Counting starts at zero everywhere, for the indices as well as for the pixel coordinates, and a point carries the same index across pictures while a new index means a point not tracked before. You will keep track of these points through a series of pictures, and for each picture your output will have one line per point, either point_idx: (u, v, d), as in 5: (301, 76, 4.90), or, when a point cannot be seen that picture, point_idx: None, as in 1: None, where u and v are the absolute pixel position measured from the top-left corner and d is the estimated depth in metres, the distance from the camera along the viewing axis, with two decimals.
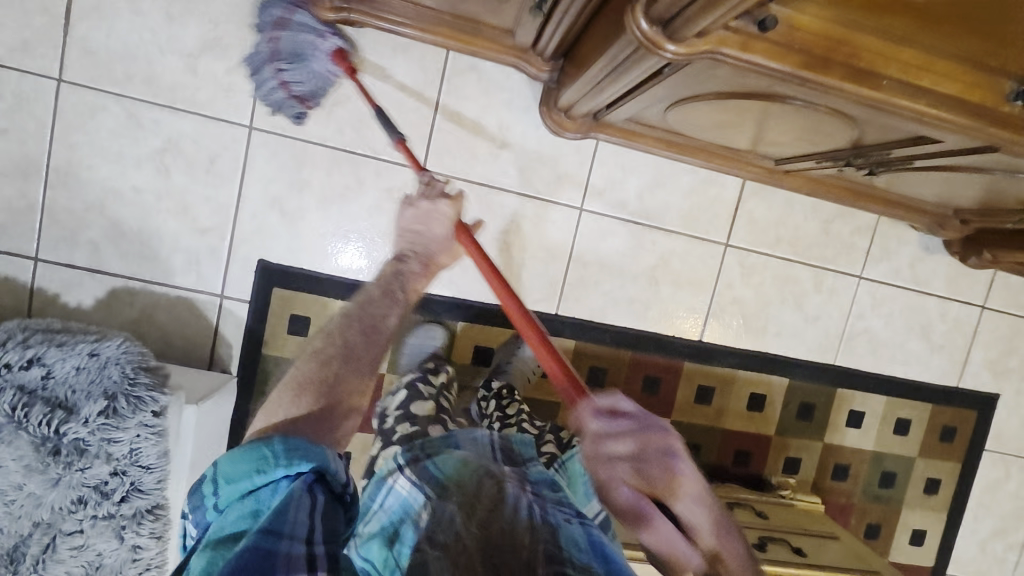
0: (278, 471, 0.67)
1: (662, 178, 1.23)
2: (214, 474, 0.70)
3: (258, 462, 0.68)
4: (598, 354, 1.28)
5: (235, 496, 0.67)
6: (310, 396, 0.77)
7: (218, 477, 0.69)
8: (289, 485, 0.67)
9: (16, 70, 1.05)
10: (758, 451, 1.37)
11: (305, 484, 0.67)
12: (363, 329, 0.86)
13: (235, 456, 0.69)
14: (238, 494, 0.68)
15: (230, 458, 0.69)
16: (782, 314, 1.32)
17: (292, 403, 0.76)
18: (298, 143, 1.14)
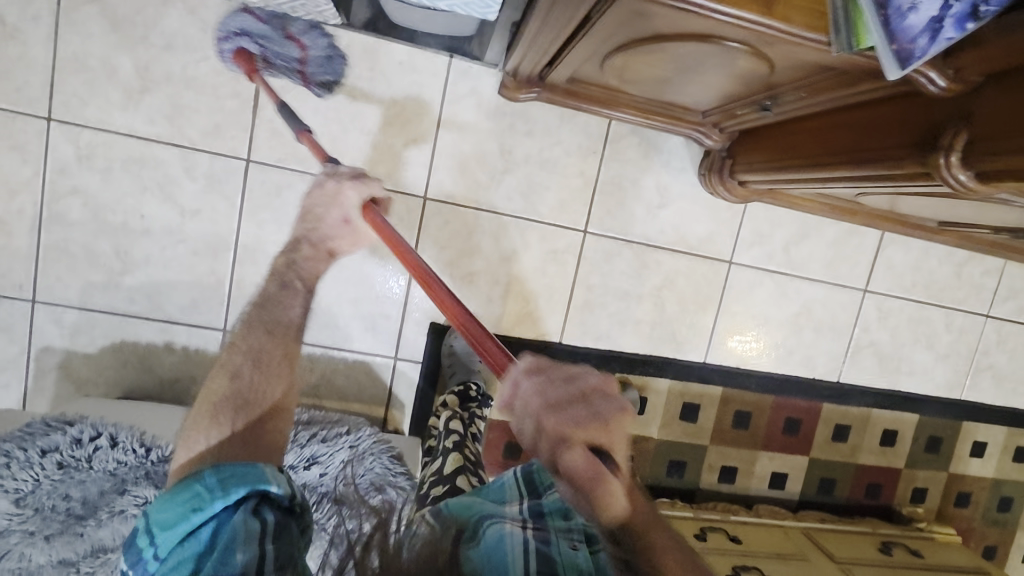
0: (215, 504, 0.64)
1: (807, 230, 1.28)
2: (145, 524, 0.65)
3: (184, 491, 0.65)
4: (744, 399, 1.33)
5: (173, 541, 0.63)
6: (228, 415, 0.73)
7: (151, 525, 0.64)
8: (231, 518, 0.65)
9: (209, 153, 1.09)
10: (888, 483, 1.43)
11: (248, 511, 0.65)
12: (264, 329, 0.79)
13: (161, 503, 0.65)
14: (176, 538, 0.64)
15: (160, 504, 0.65)
16: (915, 354, 1.37)
17: (211, 425, 0.72)
18: (468, 210, 1.18)
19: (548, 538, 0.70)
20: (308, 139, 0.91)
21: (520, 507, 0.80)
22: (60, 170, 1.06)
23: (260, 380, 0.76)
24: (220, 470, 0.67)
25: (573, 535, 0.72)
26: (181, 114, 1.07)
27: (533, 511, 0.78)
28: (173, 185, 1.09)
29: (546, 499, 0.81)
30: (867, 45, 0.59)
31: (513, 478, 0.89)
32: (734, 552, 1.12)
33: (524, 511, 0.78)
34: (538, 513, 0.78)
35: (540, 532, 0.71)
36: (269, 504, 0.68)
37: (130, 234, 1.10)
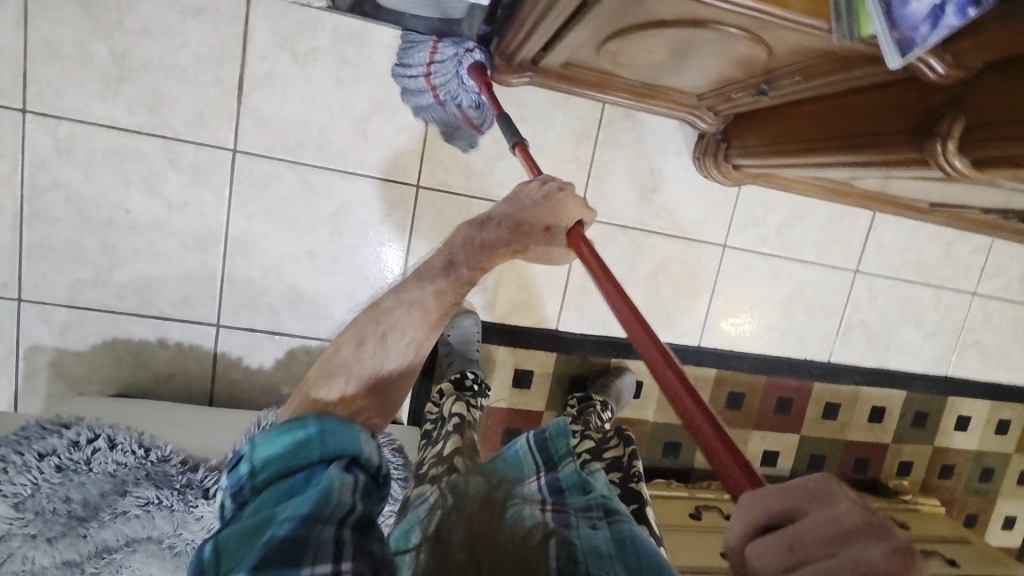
0: (316, 454, 0.60)
1: (801, 213, 1.28)
2: (248, 456, 0.62)
3: (287, 452, 0.61)
4: (737, 380, 1.35)
5: (273, 480, 0.60)
6: (341, 378, 0.69)
7: (255, 459, 0.61)
8: (327, 473, 0.58)
9: (193, 143, 1.06)
10: (876, 458, 1.47)
11: (342, 467, 0.59)
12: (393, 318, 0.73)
13: (269, 438, 0.62)
14: (276, 478, 0.60)
15: (268, 439, 0.62)
16: (903, 332, 1.40)
17: (328, 388, 0.69)
18: (462, 199, 1.16)
19: (569, 519, 0.67)
20: (523, 153, 0.90)
21: (538, 481, 0.77)
22: (39, 165, 1.02)
23: (383, 352, 0.72)
24: (324, 422, 0.63)
25: (592, 514, 0.69)
26: (163, 103, 1.03)
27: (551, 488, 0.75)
28: (158, 178, 1.06)
29: (562, 473, 0.79)
30: (869, 33, 0.57)
31: (525, 444, 0.86)
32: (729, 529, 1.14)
33: (543, 487, 0.75)
34: (555, 487, 0.76)
35: (560, 514, 0.67)
36: (359, 466, 0.62)
37: (116, 229, 1.07)
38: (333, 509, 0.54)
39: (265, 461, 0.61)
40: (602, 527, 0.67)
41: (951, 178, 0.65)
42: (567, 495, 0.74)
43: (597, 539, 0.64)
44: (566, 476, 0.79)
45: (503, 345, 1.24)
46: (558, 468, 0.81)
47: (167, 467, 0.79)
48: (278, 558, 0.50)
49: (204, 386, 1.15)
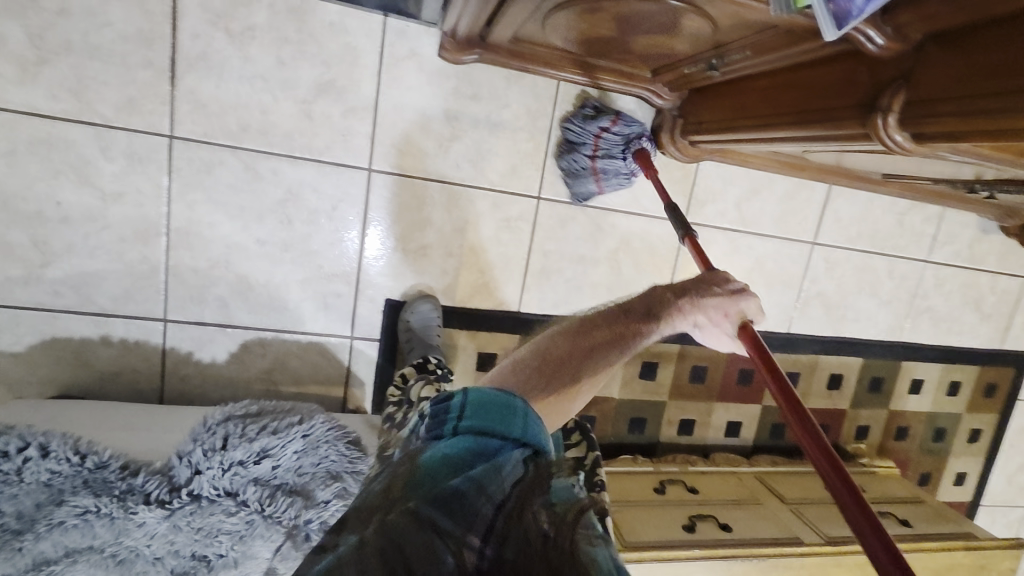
0: (515, 432, 0.58)
1: (759, 186, 1.28)
2: (465, 403, 0.61)
3: (492, 423, 0.59)
4: (700, 354, 1.37)
5: (472, 440, 0.57)
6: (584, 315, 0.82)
7: (472, 408, 0.60)
8: (515, 455, 0.56)
9: (125, 130, 1.00)
10: (834, 424, 1.51)
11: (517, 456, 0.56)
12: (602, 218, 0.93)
13: (486, 394, 0.62)
14: (475, 439, 0.57)
15: (480, 396, 0.61)
16: (859, 301, 1.43)
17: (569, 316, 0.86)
18: (416, 181, 1.13)
19: None
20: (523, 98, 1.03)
21: None
22: None
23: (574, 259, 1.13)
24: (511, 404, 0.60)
25: None
26: (89, 87, 0.97)
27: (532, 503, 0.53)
28: (89, 168, 1.00)
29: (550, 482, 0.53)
30: (804, 6, 0.56)
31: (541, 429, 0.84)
32: (693, 502, 1.15)
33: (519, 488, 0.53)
34: None
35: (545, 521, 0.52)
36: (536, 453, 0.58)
37: (47, 222, 1.01)
38: (494, 489, 0.51)
39: (475, 415, 0.60)
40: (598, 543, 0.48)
41: (897, 153, 0.65)
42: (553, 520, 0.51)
43: None
44: None
45: (464, 329, 1.22)
46: None
47: (104, 473, 0.75)
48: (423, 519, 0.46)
49: (154, 381, 1.11)
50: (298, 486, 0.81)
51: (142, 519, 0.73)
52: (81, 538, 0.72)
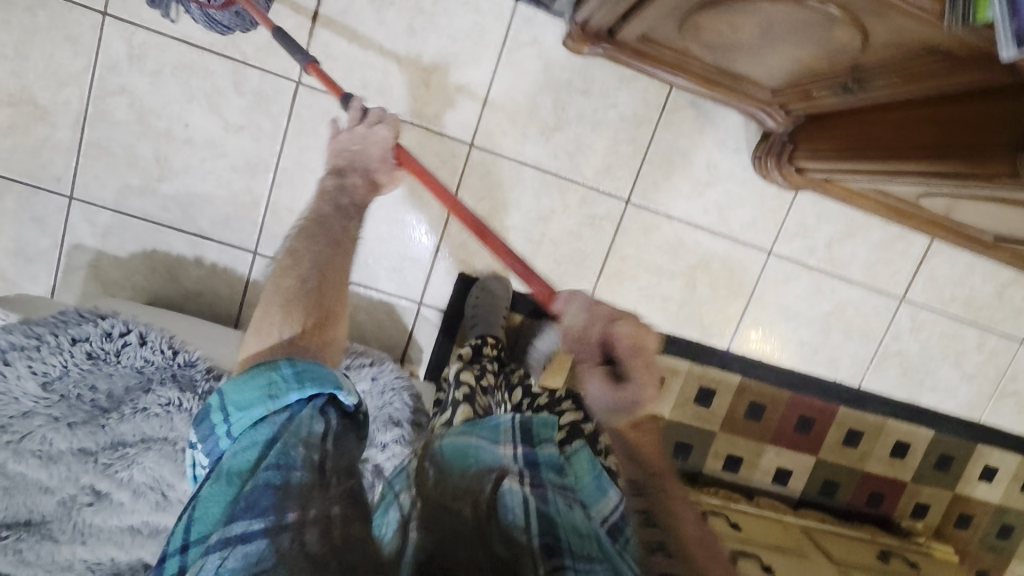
0: (289, 394, 0.66)
1: (854, 229, 1.25)
2: (221, 403, 0.67)
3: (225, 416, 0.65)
4: (761, 391, 1.31)
5: (247, 424, 0.64)
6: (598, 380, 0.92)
7: (227, 404, 0.66)
8: (299, 411, 0.66)
9: (258, 69, 1.06)
10: (892, 495, 1.42)
11: (316, 410, 0.67)
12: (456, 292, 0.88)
13: (240, 383, 0.67)
14: (249, 422, 0.65)
15: (238, 385, 0.67)
16: (941, 370, 1.35)
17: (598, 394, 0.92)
18: (513, 164, 1.15)
19: (548, 496, 0.68)
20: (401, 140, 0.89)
21: (514, 453, 0.75)
22: (109, 68, 1.04)
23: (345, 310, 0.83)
24: (294, 363, 0.69)
25: (570, 496, 0.72)
26: None
27: (527, 460, 0.74)
28: (220, 98, 1.07)
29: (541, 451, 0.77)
30: (986, 18, 0.57)
31: (509, 421, 0.80)
32: (734, 539, 1.10)
33: (519, 457, 0.74)
34: (531, 462, 0.74)
35: (540, 490, 0.69)
36: (333, 405, 0.69)
37: (172, 142, 1.08)
38: (302, 458, 0.62)
39: (239, 399, 0.66)
40: (579, 509, 0.71)
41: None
42: (542, 472, 0.73)
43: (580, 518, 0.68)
44: (545, 456, 0.77)
45: (529, 318, 1.23)
46: (539, 447, 0.78)
47: (193, 373, 0.81)
48: (260, 501, 0.56)
49: (232, 309, 1.16)
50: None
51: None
52: (163, 428, 0.78)
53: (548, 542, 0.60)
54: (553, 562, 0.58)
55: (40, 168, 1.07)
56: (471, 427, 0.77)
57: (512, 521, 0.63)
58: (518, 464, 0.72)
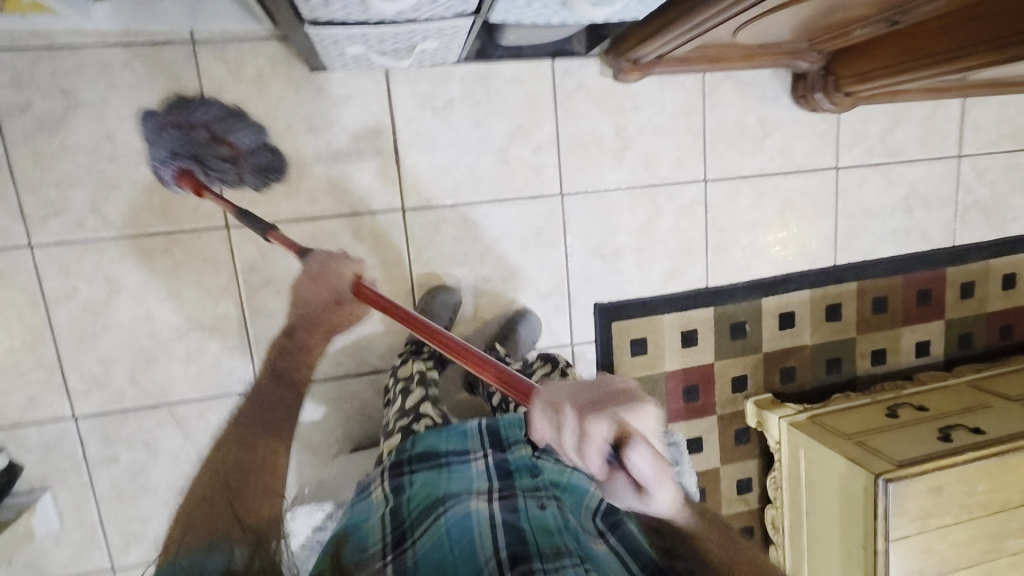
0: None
1: (898, 118, 1.38)
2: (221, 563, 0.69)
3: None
4: (877, 285, 1.45)
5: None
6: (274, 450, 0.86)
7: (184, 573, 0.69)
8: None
9: (368, 213, 1.18)
10: (1018, 321, 1.55)
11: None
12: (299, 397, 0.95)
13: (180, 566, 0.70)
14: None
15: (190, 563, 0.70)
16: (1015, 200, 1.48)
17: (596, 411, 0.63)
18: (602, 194, 1.27)
19: (516, 504, 0.82)
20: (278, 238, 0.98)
21: (486, 462, 0.92)
22: (249, 268, 1.14)
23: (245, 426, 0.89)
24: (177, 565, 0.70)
25: (541, 496, 0.84)
26: (337, 185, 1.15)
27: (499, 471, 0.90)
28: (347, 251, 1.18)
29: (510, 456, 0.93)
30: None
31: (475, 427, 0.97)
32: (929, 419, 1.23)
33: (493, 471, 0.90)
34: (505, 470, 0.90)
35: (509, 502, 0.82)
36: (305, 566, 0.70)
37: None
38: None
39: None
40: (550, 505, 0.82)
41: None
42: (515, 478, 0.89)
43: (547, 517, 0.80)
44: (515, 461, 0.92)
45: (667, 315, 1.34)
46: (510, 453, 0.94)
47: None
48: None
49: None
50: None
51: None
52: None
53: (514, 552, 0.72)
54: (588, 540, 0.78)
55: (224, 379, 1.17)
56: (439, 440, 0.93)
57: (479, 532, 0.75)
58: (490, 481, 0.87)
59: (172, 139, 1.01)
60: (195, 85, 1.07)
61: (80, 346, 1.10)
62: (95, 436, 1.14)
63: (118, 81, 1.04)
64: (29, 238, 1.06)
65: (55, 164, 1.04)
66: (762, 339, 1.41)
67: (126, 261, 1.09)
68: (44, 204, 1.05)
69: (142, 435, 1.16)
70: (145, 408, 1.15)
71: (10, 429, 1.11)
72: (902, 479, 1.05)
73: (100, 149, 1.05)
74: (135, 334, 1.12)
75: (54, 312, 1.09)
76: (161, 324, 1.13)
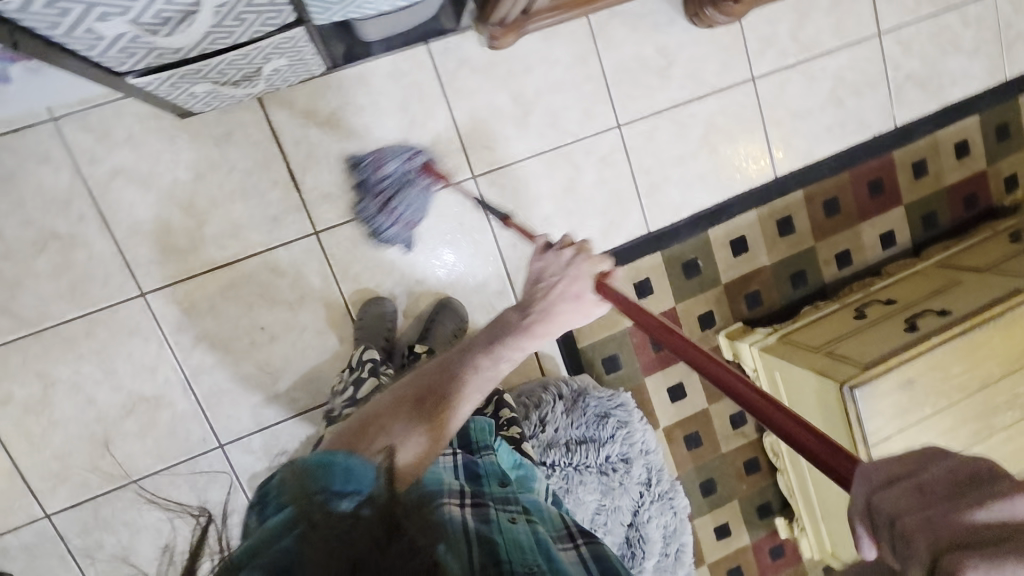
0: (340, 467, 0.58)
1: (804, 11, 1.31)
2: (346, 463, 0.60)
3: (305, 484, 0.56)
4: (824, 188, 1.39)
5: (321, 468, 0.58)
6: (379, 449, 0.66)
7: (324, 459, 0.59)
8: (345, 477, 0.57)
9: (281, 245, 1.14)
10: (981, 187, 1.49)
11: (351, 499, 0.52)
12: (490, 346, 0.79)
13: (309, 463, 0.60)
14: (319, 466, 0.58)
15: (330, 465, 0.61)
16: (949, 64, 1.41)
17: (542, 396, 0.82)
18: (517, 166, 1.23)
19: (488, 513, 0.62)
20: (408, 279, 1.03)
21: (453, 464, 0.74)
22: (177, 329, 1.12)
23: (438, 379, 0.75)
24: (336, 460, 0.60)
25: (513, 512, 0.64)
26: (241, 226, 1.12)
27: (468, 471, 0.73)
28: (271, 288, 1.15)
29: (481, 459, 0.77)
30: None
31: None
32: (897, 311, 1.19)
33: (459, 468, 0.72)
34: (472, 474, 0.73)
35: (480, 510, 0.62)
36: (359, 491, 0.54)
37: (262, 347, 1.17)
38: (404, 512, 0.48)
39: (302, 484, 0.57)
40: (523, 521, 0.61)
41: None
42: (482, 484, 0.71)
43: (520, 534, 0.59)
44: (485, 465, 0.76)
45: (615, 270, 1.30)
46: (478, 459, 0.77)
47: None
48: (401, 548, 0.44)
49: None
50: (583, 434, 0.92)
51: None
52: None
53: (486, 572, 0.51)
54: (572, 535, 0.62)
55: (184, 443, 1.16)
56: None
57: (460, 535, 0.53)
58: (459, 480, 0.70)
59: None
60: (68, 161, 1.04)
61: (32, 447, 1.10)
62: (73, 528, 1.13)
63: None
64: None
65: None
66: (718, 271, 1.36)
67: (52, 353, 1.08)
68: None
69: (119, 517, 1.15)
70: (114, 490, 1.14)
71: None
72: (868, 383, 1.01)
73: None
74: (83, 421, 1.11)
75: None
76: (105, 405, 1.11)
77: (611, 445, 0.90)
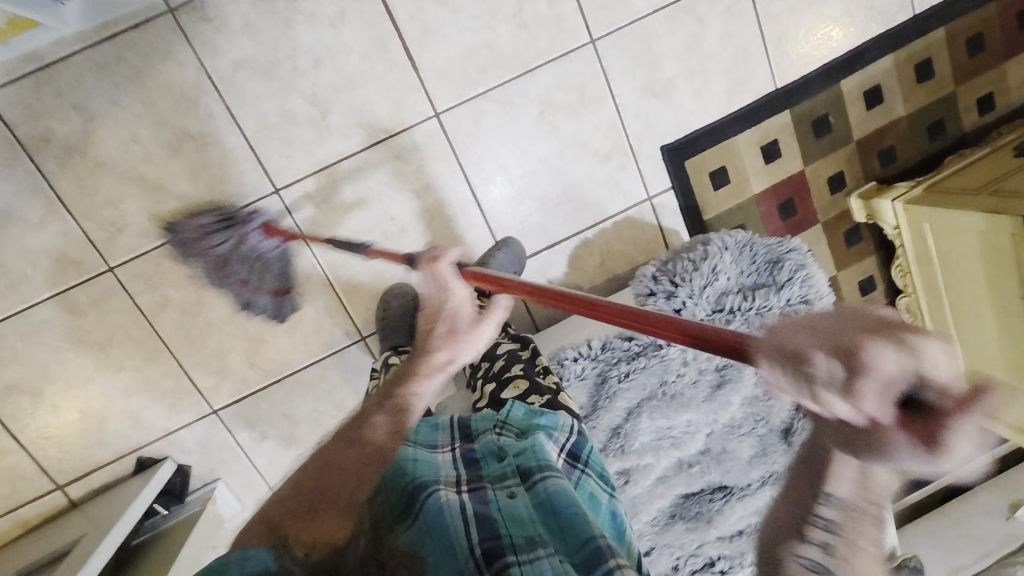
0: None
1: None
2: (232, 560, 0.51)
3: None
4: (968, 23, 1.26)
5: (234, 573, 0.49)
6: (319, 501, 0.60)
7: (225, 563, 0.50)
8: None
9: (405, 131, 1.12)
10: None
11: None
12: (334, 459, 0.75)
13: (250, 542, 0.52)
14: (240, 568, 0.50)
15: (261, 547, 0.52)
16: None
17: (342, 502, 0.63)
18: (637, 26, 1.15)
19: (486, 496, 0.67)
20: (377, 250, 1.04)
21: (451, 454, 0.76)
22: (314, 225, 1.13)
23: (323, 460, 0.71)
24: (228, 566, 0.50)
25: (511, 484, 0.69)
26: (364, 112, 1.09)
27: (466, 460, 0.75)
28: (398, 177, 1.13)
29: (477, 443, 0.77)
30: None
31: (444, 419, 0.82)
32: None
33: (457, 459, 0.75)
34: (471, 460, 0.75)
35: (477, 493, 0.67)
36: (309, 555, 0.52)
37: (393, 239, 1.16)
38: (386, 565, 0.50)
39: None
40: (520, 493, 0.67)
41: None
42: (482, 466, 0.73)
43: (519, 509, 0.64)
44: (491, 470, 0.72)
45: (742, 135, 1.23)
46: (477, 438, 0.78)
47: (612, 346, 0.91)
48: None
49: (524, 320, 1.27)
50: (756, 283, 0.90)
51: (670, 355, 0.90)
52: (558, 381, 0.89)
53: None
54: (500, 564, 0.57)
55: (329, 337, 1.19)
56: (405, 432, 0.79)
57: (453, 527, 0.60)
58: (456, 471, 0.72)
59: (225, 240, 1.05)
60: (191, 54, 1.01)
61: (192, 348, 1.14)
62: (239, 423, 1.19)
63: (121, 79, 1.01)
64: (107, 262, 1.07)
65: (99, 182, 1.04)
66: (851, 127, 1.28)
67: None
68: (105, 225, 1.06)
69: (278, 410, 1.20)
70: (271, 385, 1.19)
71: (165, 439, 1.18)
72: None
73: (133, 153, 1.04)
74: (235, 321, 1.15)
75: (157, 324, 1.12)
76: (254, 304, 1.14)
77: (789, 288, 0.88)
